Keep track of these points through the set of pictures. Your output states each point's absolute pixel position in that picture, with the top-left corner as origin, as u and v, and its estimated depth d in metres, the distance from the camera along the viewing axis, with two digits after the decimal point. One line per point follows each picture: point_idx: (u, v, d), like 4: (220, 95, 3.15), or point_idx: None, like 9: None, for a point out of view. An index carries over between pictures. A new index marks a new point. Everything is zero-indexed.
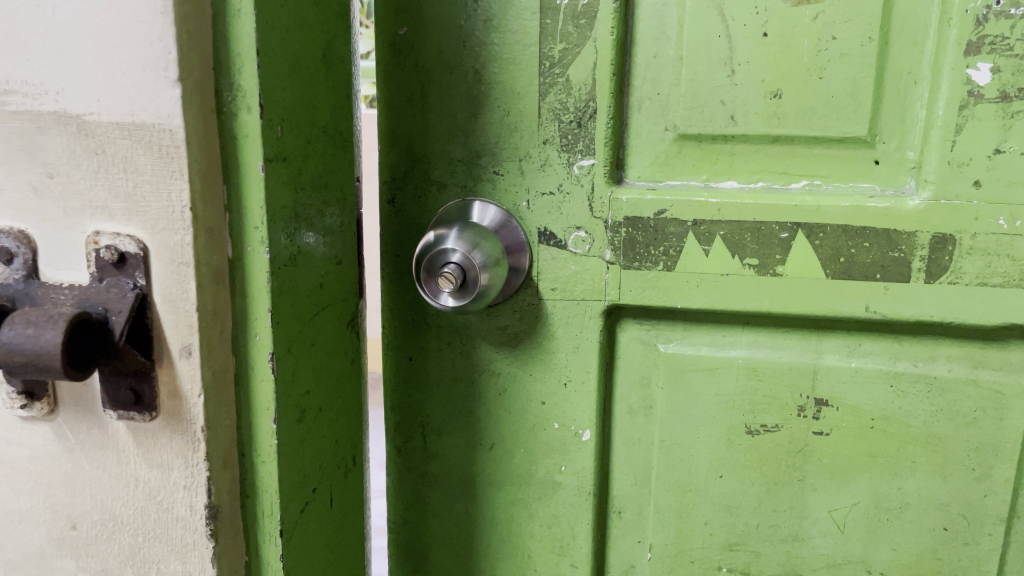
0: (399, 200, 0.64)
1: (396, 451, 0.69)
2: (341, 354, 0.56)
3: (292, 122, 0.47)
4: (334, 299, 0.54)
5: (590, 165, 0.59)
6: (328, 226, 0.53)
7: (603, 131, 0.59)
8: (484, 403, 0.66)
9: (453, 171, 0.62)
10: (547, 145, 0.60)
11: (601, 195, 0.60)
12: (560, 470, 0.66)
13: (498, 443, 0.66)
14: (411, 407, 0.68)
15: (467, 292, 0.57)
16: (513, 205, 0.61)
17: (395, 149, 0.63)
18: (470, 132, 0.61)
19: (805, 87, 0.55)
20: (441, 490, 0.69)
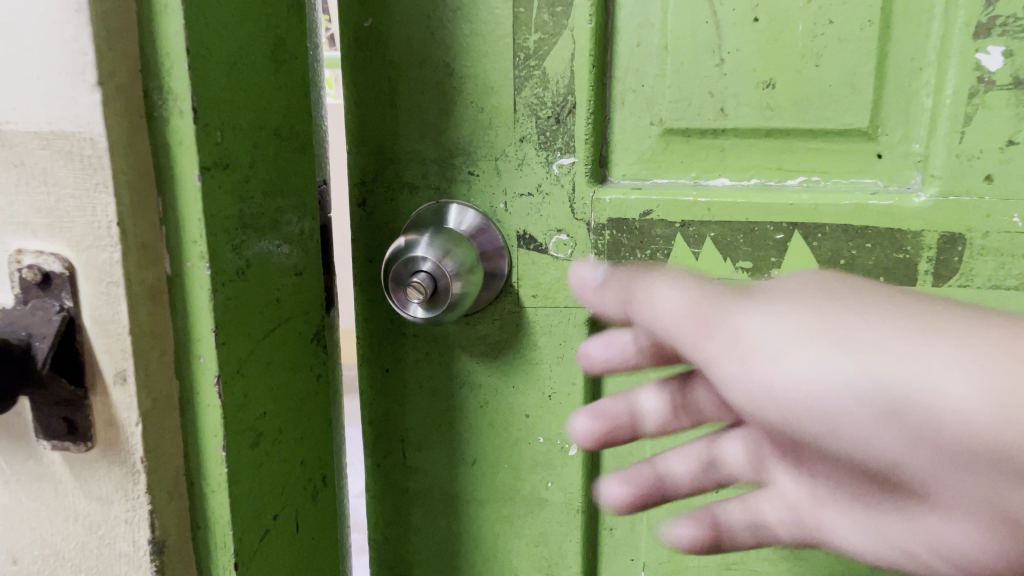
0: (370, 203, 0.60)
1: (373, 470, 0.65)
2: (304, 371, 0.53)
3: (235, 126, 0.43)
4: (295, 313, 0.51)
5: (570, 163, 0.55)
6: (285, 236, 0.49)
7: (582, 127, 0.55)
8: (466, 416, 0.62)
9: (426, 171, 0.58)
10: (525, 143, 0.56)
11: (582, 196, 0.56)
12: (547, 486, 0.62)
13: (480, 459, 0.63)
14: (388, 421, 0.64)
15: (438, 302, 0.54)
16: (490, 207, 0.58)
17: (364, 149, 0.59)
18: (442, 130, 0.57)
19: (799, 76, 0.51)
20: (422, 508, 0.65)
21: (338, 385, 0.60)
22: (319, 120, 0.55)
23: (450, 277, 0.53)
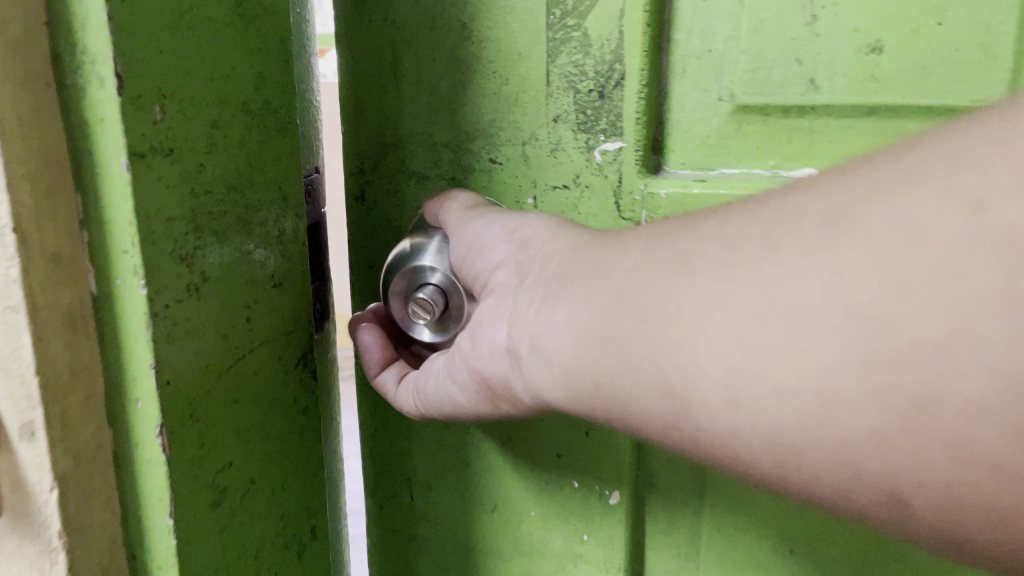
0: (371, 196, 0.50)
1: (377, 510, 0.56)
2: (286, 404, 0.42)
3: (184, 99, 0.33)
4: (272, 336, 0.41)
5: (617, 149, 0.45)
6: (261, 240, 0.39)
7: (632, 103, 0.44)
8: (484, 453, 0.51)
9: (438, 158, 0.48)
10: (559, 123, 0.45)
11: (631, 189, 0.45)
12: (583, 539, 0.51)
13: (502, 504, 0.52)
14: (394, 456, 0.54)
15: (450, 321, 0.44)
16: (516, 202, 0.47)
17: (365, 132, 0.49)
18: (458, 107, 0.47)
19: (915, 37, 0.39)
20: (434, 557, 0.55)
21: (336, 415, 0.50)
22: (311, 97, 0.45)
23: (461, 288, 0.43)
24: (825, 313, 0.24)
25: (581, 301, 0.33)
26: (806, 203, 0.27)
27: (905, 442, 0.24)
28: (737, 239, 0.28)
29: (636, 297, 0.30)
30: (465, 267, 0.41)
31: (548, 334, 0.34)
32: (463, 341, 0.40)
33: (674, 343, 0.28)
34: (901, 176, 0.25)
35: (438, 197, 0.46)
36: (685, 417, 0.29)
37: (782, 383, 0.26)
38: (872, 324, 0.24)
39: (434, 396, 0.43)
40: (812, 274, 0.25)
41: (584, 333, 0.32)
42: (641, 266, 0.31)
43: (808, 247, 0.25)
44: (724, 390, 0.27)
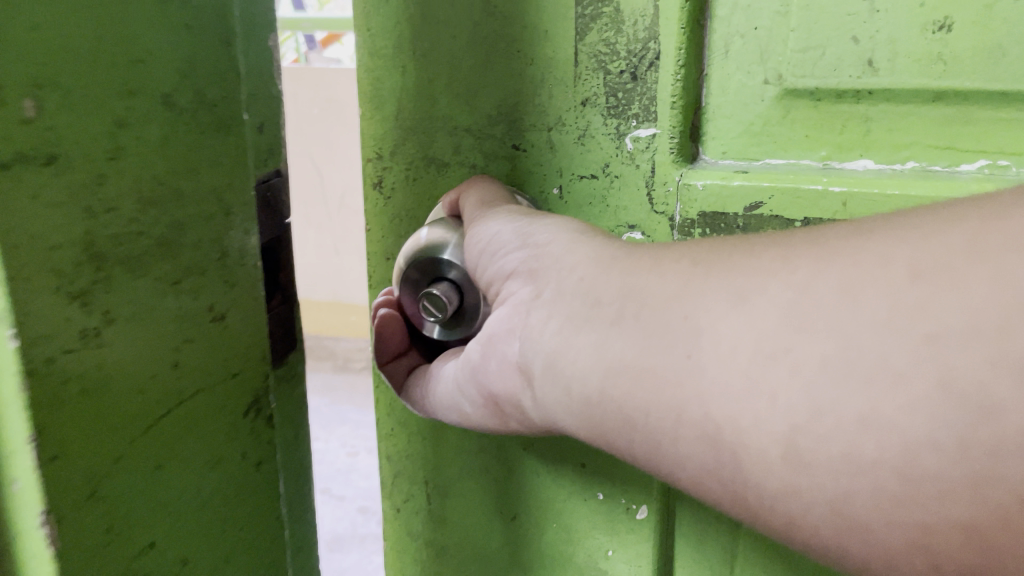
0: (388, 183, 0.47)
1: (391, 513, 0.52)
2: (231, 456, 0.40)
3: (71, 113, 0.29)
4: (208, 382, 0.38)
5: (650, 136, 0.41)
6: (186, 265, 0.36)
7: (665, 86, 0.40)
8: (513, 459, 0.48)
9: (458, 144, 0.45)
10: (588, 107, 0.42)
11: (665, 180, 0.41)
12: (607, 554, 0.47)
13: (522, 513, 0.49)
14: (410, 457, 0.50)
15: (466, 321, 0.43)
16: (540, 192, 0.44)
17: (382, 114, 0.46)
18: (480, 89, 0.43)
19: (989, 13, 0.35)
20: (452, 566, 0.52)
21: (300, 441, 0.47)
22: (265, 85, 0.42)
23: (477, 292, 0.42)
24: (912, 381, 0.23)
25: (614, 327, 0.32)
26: (891, 245, 0.25)
27: (997, 540, 0.23)
28: (808, 280, 0.27)
29: (685, 328, 0.29)
30: (480, 272, 0.40)
31: (572, 360, 0.33)
32: (477, 354, 0.40)
33: (733, 389, 0.27)
34: (1007, 233, 0.23)
35: (454, 190, 0.45)
36: (734, 462, 0.28)
37: (855, 446, 0.25)
38: (973, 404, 0.22)
39: (455, 405, 0.43)
40: (898, 334, 0.24)
41: (623, 361, 0.31)
42: (694, 295, 0.29)
43: (893, 300, 0.24)
44: (785, 445, 0.26)
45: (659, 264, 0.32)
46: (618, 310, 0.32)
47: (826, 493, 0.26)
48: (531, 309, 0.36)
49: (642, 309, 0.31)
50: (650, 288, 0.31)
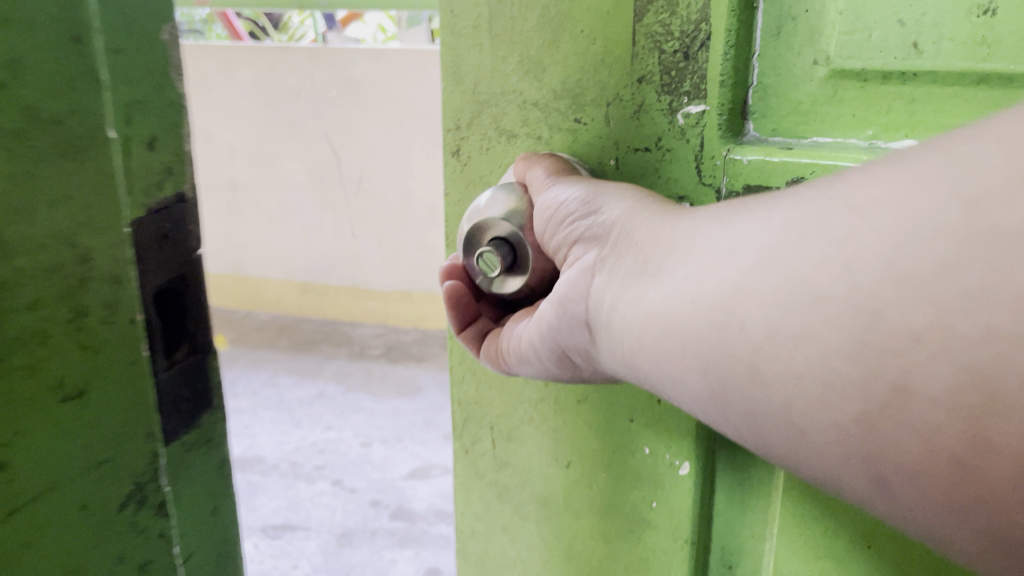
0: (466, 150, 0.51)
1: (462, 454, 0.56)
2: (69, 404, 0.48)
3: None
4: (91, 325, 0.48)
5: (700, 113, 0.43)
6: (18, 268, 0.43)
7: (716, 65, 0.42)
8: (565, 412, 0.51)
9: (526, 117, 0.48)
10: (644, 85, 0.44)
11: (714, 154, 0.44)
12: (651, 505, 0.50)
13: (574, 462, 0.51)
14: (476, 403, 0.54)
15: (521, 263, 0.47)
16: (599, 163, 0.47)
17: (462, 88, 0.50)
18: (546, 66, 0.46)
19: None
20: (513, 505, 0.55)
21: (206, 404, 0.60)
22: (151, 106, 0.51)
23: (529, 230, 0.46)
24: (827, 301, 0.28)
25: (658, 282, 0.37)
26: (838, 190, 0.30)
27: (884, 428, 0.27)
28: (778, 224, 0.31)
29: (697, 276, 0.34)
30: (548, 236, 0.45)
31: (625, 312, 0.39)
32: (549, 314, 0.45)
33: (715, 317, 0.33)
34: (904, 170, 0.28)
35: (522, 161, 0.48)
36: (716, 380, 0.33)
37: (792, 362, 0.30)
38: (867, 313, 0.27)
39: (520, 362, 0.48)
40: (824, 264, 0.29)
41: (651, 309, 0.37)
42: (708, 246, 0.35)
43: (828, 236, 0.29)
44: (749, 364, 0.31)
45: (688, 222, 0.38)
46: (661, 266, 0.37)
47: (795, 413, 0.30)
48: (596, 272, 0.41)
49: (678, 261, 0.36)
50: (681, 244, 0.37)
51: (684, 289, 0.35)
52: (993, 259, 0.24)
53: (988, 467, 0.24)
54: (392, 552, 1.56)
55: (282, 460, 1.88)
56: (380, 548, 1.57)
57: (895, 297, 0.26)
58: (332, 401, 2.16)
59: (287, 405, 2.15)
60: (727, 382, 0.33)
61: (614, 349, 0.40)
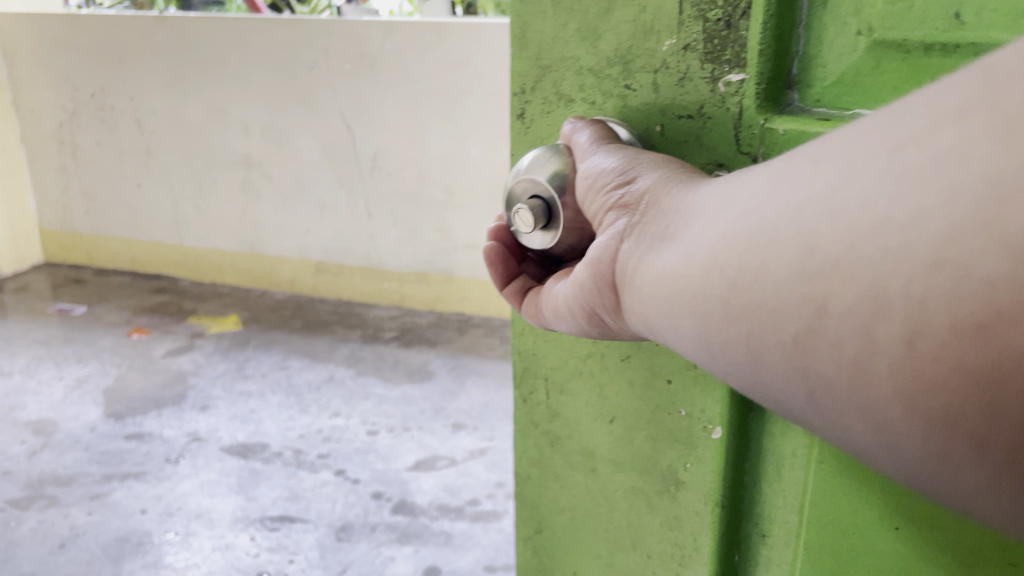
0: (529, 114, 0.53)
1: (522, 403, 0.58)
2: None
3: None
4: None
5: (740, 81, 0.45)
6: None
7: (755, 34, 0.44)
8: (611, 369, 0.53)
9: (582, 82, 0.50)
10: (689, 52, 0.46)
11: (752, 123, 0.45)
12: (686, 466, 0.51)
13: (618, 418, 0.53)
14: (534, 355, 0.56)
15: (551, 223, 0.50)
16: (646, 129, 0.49)
17: (526, 53, 0.52)
18: (602, 33, 0.48)
19: None
20: (563, 455, 0.57)
21: None
22: None
23: (570, 194, 0.48)
24: (848, 233, 0.29)
25: (683, 240, 0.40)
26: (869, 129, 0.30)
27: (897, 354, 0.28)
28: (811, 166, 0.32)
29: (730, 225, 0.36)
30: (589, 204, 0.47)
31: (651, 267, 0.41)
32: (582, 275, 0.47)
33: (749, 257, 0.34)
34: (937, 106, 0.28)
35: (570, 123, 0.50)
36: (746, 318, 0.35)
37: (813, 292, 0.31)
38: (885, 241, 0.28)
39: (552, 319, 0.51)
40: (848, 198, 0.30)
41: (677, 263, 0.39)
42: (740, 198, 0.36)
43: (853, 173, 0.30)
44: (776, 295, 0.33)
45: (713, 190, 0.40)
46: (688, 226, 0.40)
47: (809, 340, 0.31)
48: (622, 237, 0.44)
49: (694, 221, 0.40)
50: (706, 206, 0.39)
51: (712, 245, 0.37)
52: (897, 196, 0.28)
53: (875, 370, 0.29)
54: (391, 548, 1.56)
55: (286, 446, 1.89)
56: (379, 543, 1.57)
57: (825, 231, 0.30)
58: (342, 386, 2.18)
59: (294, 389, 2.17)
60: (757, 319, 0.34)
61: (635, 304, 0.43)
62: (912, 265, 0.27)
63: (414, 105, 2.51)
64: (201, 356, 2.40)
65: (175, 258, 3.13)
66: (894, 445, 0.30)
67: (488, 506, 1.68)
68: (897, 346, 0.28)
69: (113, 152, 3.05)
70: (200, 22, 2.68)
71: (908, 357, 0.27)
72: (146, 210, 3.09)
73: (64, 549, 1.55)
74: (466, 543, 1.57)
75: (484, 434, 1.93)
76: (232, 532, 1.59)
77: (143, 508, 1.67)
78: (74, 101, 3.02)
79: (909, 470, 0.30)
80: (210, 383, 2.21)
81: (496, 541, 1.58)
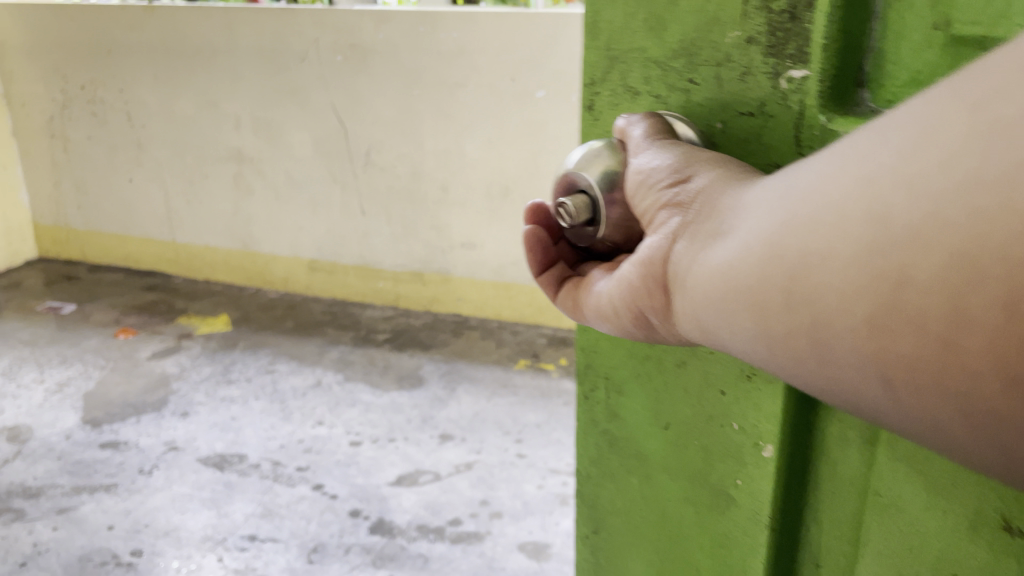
0: (598, 106, 0.51)
1: (584, 399, 0.57)
2: None
3: None
4: None
5: (802, 78, 0.43)
6: None
7: (820, 27, 0.41)
8: (669, 375, 0.50)
9: (649, 75, 0.48)
10: (752, 46, 0.44)
11: (814, 123, 0.43)
12: (736, 483, 0.49)
13: (672, 425, 0.51)
14: (595, 352, 0.54)
15: (596, 220, 0.47)
16: (707, 126, 0.47)
17: (594, 44, 0.50)
18: (668, 24, 0.46)
19: None
20: (620, 456, 0.55)
21: None
22: None
23: (620, 190, 0.46)
24: (936, 206, 0.29)
25: (739, 231, 0.39)
26: (945, 99, 0.30)
27: (996, 324, 0.27)
28: (881, 145, 0.32)
29: (791, 213, 0.35)
30: (639, 201, 0.45)
31: (705, 260, 0.40)
32: (629, 274, 0.45)
33: (820, 245, 0.33)
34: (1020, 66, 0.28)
35: (623, 121, 0.48)
36: (815, 310, 0.34)
37: (896, 272, 0.30)
38: (979, 204, 0.27)
39: (597, 320, 0.48)
40: (932, 170, 0.29)
41: (734, 254, 0.38)
42: (802, 184, 0.36)
43: (935, 144, 0.30)
44: (850, 280, 0.32)
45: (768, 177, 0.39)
46: (742, 216, 0.39)
47: (891, 324, 0.31)
48: (677, 237, 0.42)
49: (750, 210, 0.38)
50: (762, 192, 0.38)
51: (776, 233, 0.36)
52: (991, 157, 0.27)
53: (969, 343, 0.28)
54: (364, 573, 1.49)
55: (263, 459, 1.84)
56: (353, 568, 1.50)
57: (911, 204, 0.30)
58: (329, 392, 2.14)
59: (279, 396, 2.12)
60: (827, 310, 0.33)
61: (684, 300, 0.42)
62: (1009, 224, 0.26)
63: (407, 97, 2.45)
64: (186, 356, 2.35)
65: (165, 256, 3.08)
66: (990, 425, 0.29)
67: (469, 527, 1.61)
68: (995, 314, 0.27)
69: (101, 146, 3.00)
70: (187, 12, 2.63)
71: (1009, 325, 0.27)
72: (138, 206, 3.04)
73: (26, 568, 1.50)
74: (443, 567, 1.50)
75: (472, 445, 1.88)
76: (199, 553, 1.54)
77: (110, 526, 1.62)
78: (64, 94, 2.96)
79: (1008, 450, 0.29)
80: (195, 387, 2.16)
81: (474, 568, 1.50)
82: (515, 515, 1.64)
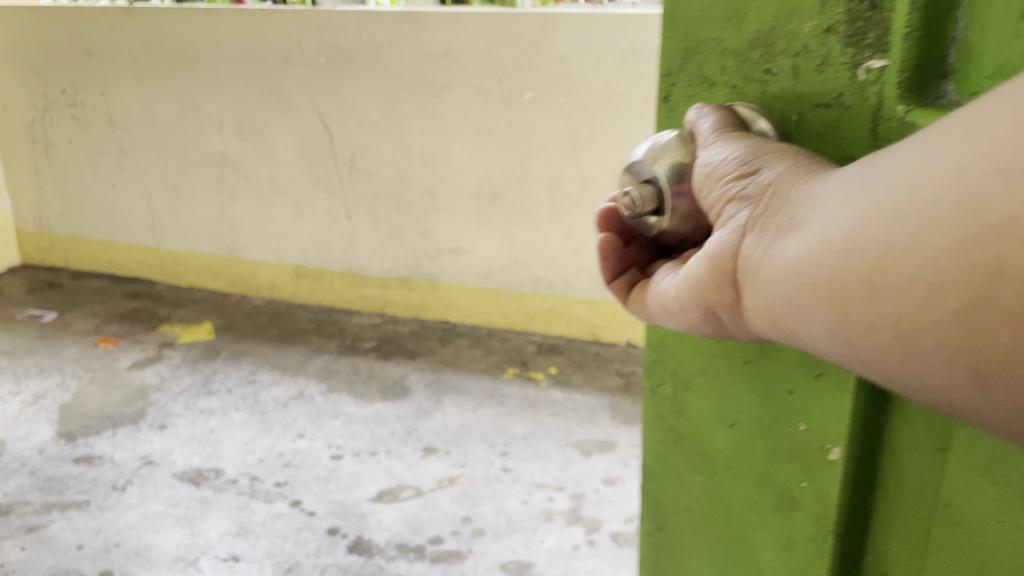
0: (673, 96, 0.49)
1: (651, 394, 0.54)
2: None
3: None
4: None
5: (881, 68, 0.40)
6: None
7: (900, 15, 0.39)
8: (738, 371, 0.48)
9: (726, 65, 0.46)
10: (831, 35, 0.42)
11: (892, 116, 0.40)
12: (800, 484, 0.47)
13: (739, 423, 0.49)
14: (663, 346, 0.52)
15: (662, 211, 0.45)
16: (783, 117, 0.44)
17: (670, 32, 0.48)
18: (746, 12, 0.44)
19: None
20: (687, 453, 0.53)
21: None
22: None
23: (689, 181, 0.44)
24: None
25: (811, 224, 0.35)
26: None
27: None
28: (980, 127, 0.29)
29: (871, 202, 0.32)
30: (707, 196, 0.43)
31: (775, 256, 0.37)
32: (696, 268, 0.42)
33: (905, 236, 0.30)
34: None
35: (694, 112, 0.45)
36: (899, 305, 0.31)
37: (996, 265, 0.27)
38: None
39: (664, 316, 0.46)
40: None
41: (806, 248, 0.35)
42: (883, 172, 0.32)
43: None
44: (941, 274, 0.29)
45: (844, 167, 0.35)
46: (815, 209, 0.35)
47: (989, 322, 0.27)
48: (746, 231, 0.39)
49: (824, 201, 0.35)
50: (836, 183, 0.35)
51: (852, 225, 0.33)
52: None
53: None
54: None
55: (242, 473, 1.78)
56: None
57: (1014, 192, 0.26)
58: (310, 403, 2.08)
59: (259, 408, 2.06)
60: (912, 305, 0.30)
61: (754, 299, 0.39)
62: None
63: (389, 102, 2.42)
64: (164, 366, 2.29)
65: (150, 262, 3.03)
66: None
67: (450, 546, 1.56)
68: None
69: (80, 151, 2.93)
70: (162, 14, 2.57)
71: None
72: (121, 212, 2.98)
73: None
74: None
75: (456, 459, 1.84)
76: None
77: (80, 545, 1.55)
78: (44, 98, 2.89)
79: None
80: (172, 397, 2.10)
81: None
82: (497, 532, 1.60)
